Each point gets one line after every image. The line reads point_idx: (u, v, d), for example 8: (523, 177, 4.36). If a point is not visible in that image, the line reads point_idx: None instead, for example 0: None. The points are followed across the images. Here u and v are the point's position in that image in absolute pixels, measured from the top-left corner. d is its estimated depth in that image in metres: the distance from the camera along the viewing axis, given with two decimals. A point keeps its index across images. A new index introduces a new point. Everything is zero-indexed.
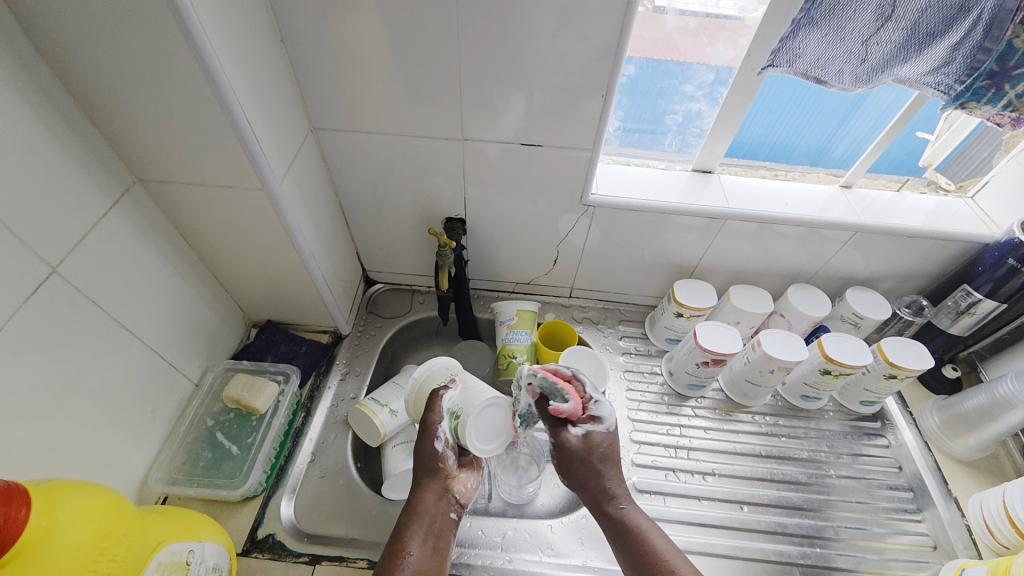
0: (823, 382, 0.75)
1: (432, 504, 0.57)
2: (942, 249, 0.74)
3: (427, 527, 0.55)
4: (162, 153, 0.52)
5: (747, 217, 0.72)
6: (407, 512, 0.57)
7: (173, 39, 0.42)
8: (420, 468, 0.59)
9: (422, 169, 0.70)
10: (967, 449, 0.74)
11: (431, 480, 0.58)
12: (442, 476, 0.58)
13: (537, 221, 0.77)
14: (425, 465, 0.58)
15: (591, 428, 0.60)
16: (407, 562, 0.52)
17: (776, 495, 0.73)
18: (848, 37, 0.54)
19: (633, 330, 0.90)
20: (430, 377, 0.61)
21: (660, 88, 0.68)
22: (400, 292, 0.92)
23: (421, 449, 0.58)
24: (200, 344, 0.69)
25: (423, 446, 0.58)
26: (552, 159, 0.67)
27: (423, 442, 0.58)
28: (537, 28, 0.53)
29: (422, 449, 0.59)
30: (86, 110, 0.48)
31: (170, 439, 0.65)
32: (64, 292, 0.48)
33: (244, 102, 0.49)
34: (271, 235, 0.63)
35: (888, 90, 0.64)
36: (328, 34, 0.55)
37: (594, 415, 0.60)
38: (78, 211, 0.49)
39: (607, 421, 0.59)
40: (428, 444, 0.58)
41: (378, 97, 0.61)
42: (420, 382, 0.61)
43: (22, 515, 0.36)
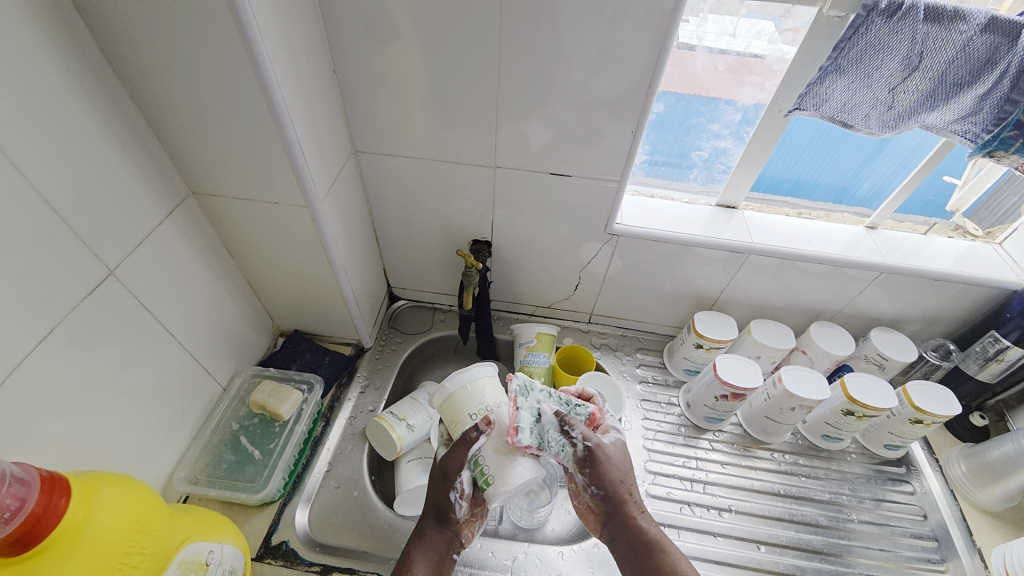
0: (846, 423, 0.74)
1: (435, 542, 0.57)
2: (970, 294, 0.74)
3: (428, 559, 0.56)
4: (217, 167, 0.56)
5: (770, 253, 0.73)
6: (411, 541, 0.57)
7: (241, 65, 0.46)
8: (432, 505, 0.58)
9: (453, 191, 0.73)
10: (992, 500, 0.72)
11: (437, 522, 0.58)
12: (450, 522, 0.58)
13: (561, 247, 0.78)
14: (436, 507, 0.57)
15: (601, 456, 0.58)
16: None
17: (794, 537, 0.71)
18: (875, 84, 0.55)
19: (651, 359, 0.90)
20: (470, 394, 0.57)
21: (688, 125, 0.70)
22: (423, 309, 0.94)
23: (437, 490, 0.57)
24: (231, 349, 0.72)
25: (439, 490, 0.56)
26: (579, 188, 0.69)
27: (441, 483, 0.56)
28: (572, 65, 0.56)
29: (436, 489, 0.57)
30: (152, 125, 0.52)
31: (196, 439, 0.67)
32: (116, 292, 0.52)
33: (296, 123, 0.53)
34: (307, 248, 0.66)
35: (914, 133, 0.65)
36: (377, 64, 0.59)
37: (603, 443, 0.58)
38: (137, 217, 0.53)
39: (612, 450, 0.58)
40: (442, 482, 0.56)
41: (417, 123, 0.65)
42: (455, 401, 0.57)
43: (60, 504, 0.38)
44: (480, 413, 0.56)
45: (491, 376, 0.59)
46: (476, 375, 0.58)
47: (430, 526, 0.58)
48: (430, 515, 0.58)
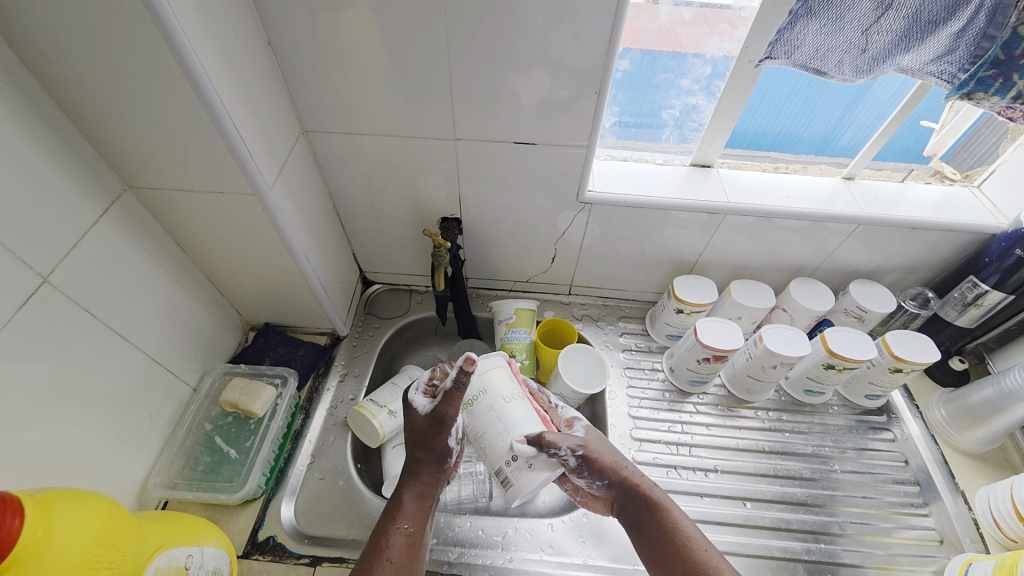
0: (827, 376, 0.74)
1: (430, 485, 0.58)
2: (948, 240, 0.73)
3: (419, 496, 0.57)
4: (152, 159, 0.52)
5: (747, 211, 0.71)
6: (402, 488, 0.58)
7: (158, 48, 0.42)
8: (423, 451, 0.59)
9: (417, 168, 0.69)
10: (974, 443, 0.73)
11: (430, 465, 0.58)
12: (445, 464, 0.59)
13: (534, 218, 0.76)
14: (431, 452, 0.58)
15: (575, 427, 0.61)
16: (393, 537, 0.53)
17: (780, 491, 0.72)
18: (847, 27, 0.52)
19: (633, 327, 0.90)
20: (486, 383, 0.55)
21: (656, 82, 0.67)
22: (399, 292, 0.91)
23: (434, 438, 0.57)
24: (198, 349, 0.69)
25: (434, 437, 0.57)
26: (547, 155, 0.66)
27: (435, 430, 0.57)
28: (528, 23, 0.52)
29: (431, 437, 0.58)
30: (72, 118, 0.48)
31: (169, 443, 0.65)
32: (56, 301, 0.48)
33: (230, 106, 0.49)
34: (265, 239, 0.62)
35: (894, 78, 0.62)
36: (316, 34, 0.54)
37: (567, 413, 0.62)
38: (70, 219, 0.49)
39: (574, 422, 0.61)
40: (436, 430, 0.57)
41: (368, 97, 0.61)
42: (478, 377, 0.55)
43: (16, 525, 0.36)
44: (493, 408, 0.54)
45: (505, 368, 0.56)
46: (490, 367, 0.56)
47: (424, 468, 0.58)
48: (423, 459, 0.58)
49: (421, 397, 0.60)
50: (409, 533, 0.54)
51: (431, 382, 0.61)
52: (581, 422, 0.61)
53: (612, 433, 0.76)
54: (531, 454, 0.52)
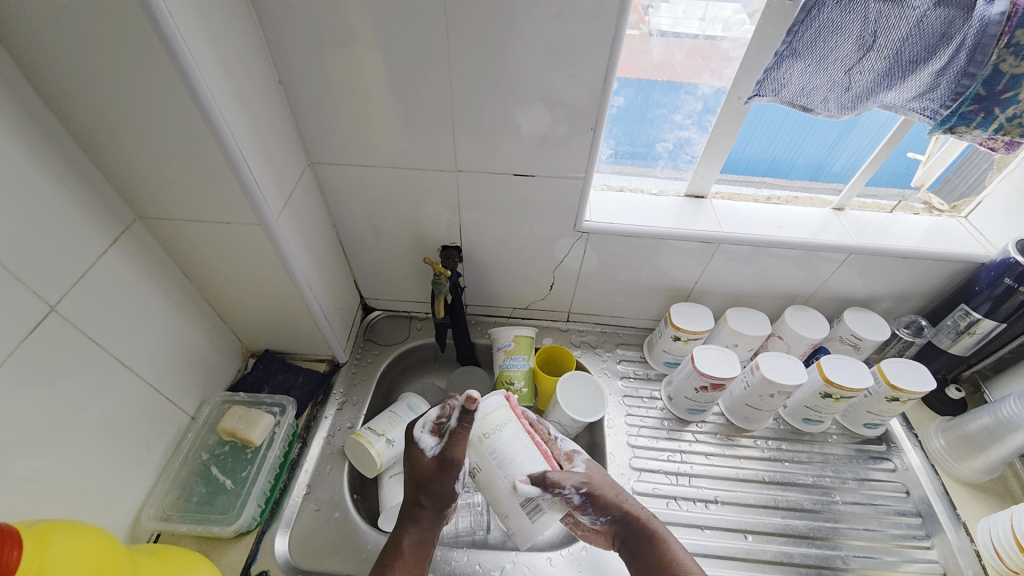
0: (825, 405, 0.74)
1: (428, 530, 0.58)
2: (938, 269, 0.74)
3: (419, 539, 0.58)
4: (162, 190, 0.54)
5: (741, 241, 0.73)
6: (403, 530, 0.58)
7: (175, 84, 0.43)
8: (427, 495, 0.58)
9: (418, 198, 0.71)
10: (973, 472, 0.73)
11: (432, 510, 0.58)
12: (446, 509, 0.59)
13: (533, 247, 0.77)
14: (434, 497, 0.58)
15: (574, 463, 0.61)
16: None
17: (781, 523, 0.71)
18: (831, 67, 0.55)
19: (631, 354, 0.90)
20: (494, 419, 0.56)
21: (650, 116, 0.69)
22: (398, 318, 0.92)
23: (440, 485, 0.58)
24: (197, 375, 0.69)
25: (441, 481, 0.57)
26: (545, 186, 0.68)
27: (440, 475, 0.57)
28: (528, 62, 0.55)
29: (437, 481, 0.58)
30: (87, 151, 0.50)
31: (164, 473, 0.64)
32: (62, 328, 0.49)
33: (240, 138, 0.50)
34: (267, 267, 0.63)
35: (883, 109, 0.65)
36: (324, 71, 0.57)
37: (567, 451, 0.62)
38: (78, 248, 0.50)
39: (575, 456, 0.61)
40: (442, 475, 0.57)
41: (373, 130, 0.63)
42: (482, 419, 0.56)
43: (15, 555, 0.35)
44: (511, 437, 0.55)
45: (505, 407, 0.57)
46: (496, 405, 0.56)
47: (424, 514, 0.59)
48: (425, 504, 0.58)
49: (429, 436, 0.60)
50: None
51: (438, 420, 0.60)
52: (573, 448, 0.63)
53: (611, 463, 0.76)
54: (536, 494, 0.53)
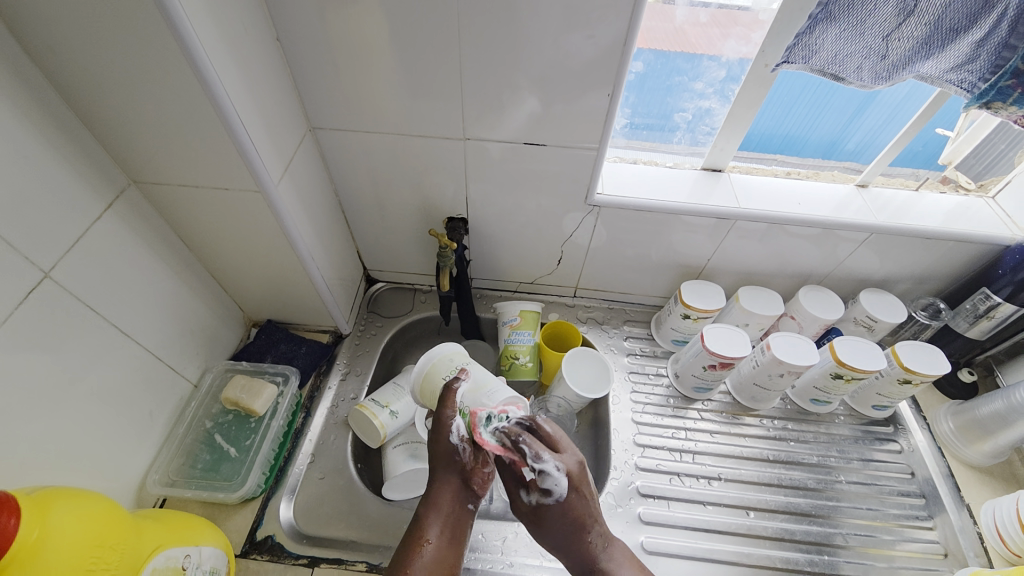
0: (834, 386, 0.73)
1: (447, 500, 0.57)
2: (961, 251, 0.72)
3: (445, 519, 0.56)
4: (156, 153, 0.51)
5: (756, 218, 0.70)
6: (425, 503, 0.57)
7: (164, 39, 0.40)
8: (437, 460, 0.57)
9: (424, 167, 0.68)
10: (980, 456, 0.72)
11: (445, 475, 0.57)
12: (459, 470, 0.57)
13: (541, 219, 0.75)
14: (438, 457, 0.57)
15: (554, 490, 0.53)
16: (425, 551, 0.54)
17: (783, 501, 0.71)
18: (868, 32, 0.51)
19: (638, 331, 0.89)
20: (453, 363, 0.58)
21: (669, 84, 0.65)
22: (402, 290, 0.91)
23: (437, 444, 0.57)
24: (199, 345, 0.69)
25: (437, 441, 0.56)
26: (556, 156, 0.65)
27: (435, 434, 0.57)
28: (541, 22, 0.51)
29: (435, 443, 0.57)
30: (77, 111, 0.47)
31: (169, 440, 0.65)
32: (57, 295, 0.48)
33: (236, 100, 0.48)
34: (268, 236, 0.62)
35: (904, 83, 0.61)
36: (323, 29, 0.53)
37: (548, 476, 0.53)
38: (71, 213, 0.48)
39: (556, 492, 0.53)
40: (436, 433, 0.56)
41: (377, 95, 0.60)
42: (425, 374, 0.59)
43: (12, 524, 0.35)
44: (459, 376, 0.57)
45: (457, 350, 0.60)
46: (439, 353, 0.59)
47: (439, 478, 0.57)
48: (437, 468, 0.57)
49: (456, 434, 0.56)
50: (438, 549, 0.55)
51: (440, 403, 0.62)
52: (558, 477, 0.53)
53: (615, 439, 0.76)
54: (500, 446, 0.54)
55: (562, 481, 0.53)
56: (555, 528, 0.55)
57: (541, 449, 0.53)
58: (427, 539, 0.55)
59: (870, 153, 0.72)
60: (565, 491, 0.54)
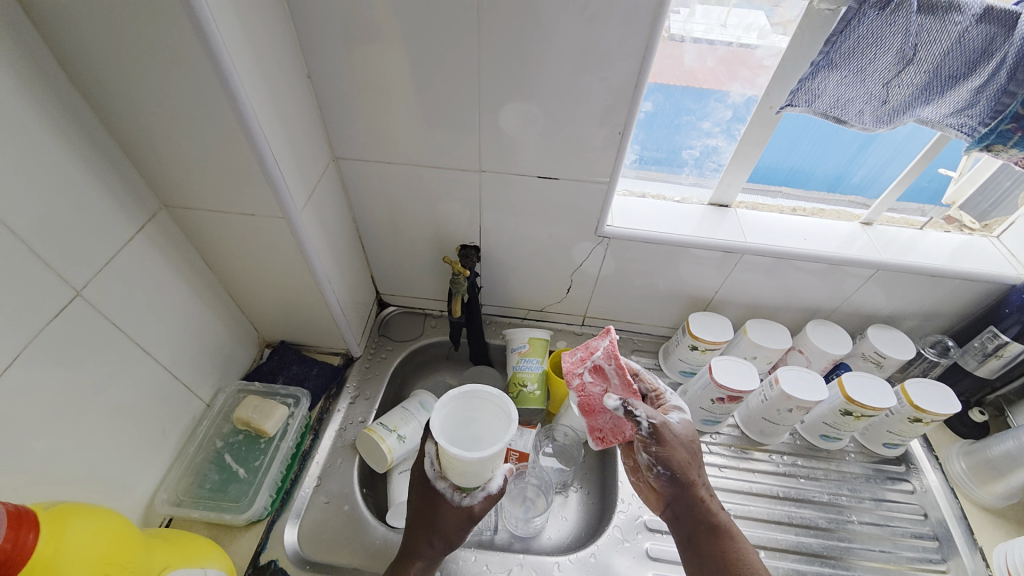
0: (843, 423, 0.73)
1: (423, 569, 0.55)
2: (967, 289, 0.72)
3: None
4: (189, 179, 0.54)
5: (763, 252, 0.71)
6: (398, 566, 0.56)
7: (205, 75, 0.44)
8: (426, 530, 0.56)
9: (440, 197, 0.71)
10: (993, 498, 0.71)
11: (428, 546, 0.56)
12: (444, 545, 0.56)
13: (551, 249, 0.77)
14: (430, 528, 0.56)
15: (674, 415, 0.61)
16: None
17: (794, 541, 0.70)
18: (868, 79, 0.53)
19: (646, 361, 0.89)
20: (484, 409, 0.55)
21: (678, 123, 0.68)
22: (413, 315, 0.92)
23: (437, 511, 0.57)
24: (214, 364, 0.70)
25: (439, 511, 0.57)
26: (567, 189, 0.67)
27: (441, 502, 0.57)
28: (556, 65, 0.54)
29: (434, 509, 0.57)
30: (118, 138, 0.50)
31: (179, 459, 0.65)
32: (85, 312, 0.49)
33: (268, 131, 0.51)
34: (288, 259, 0.64)
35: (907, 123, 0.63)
36: (352, 67, 0.57)
37: (677, 408, 0.62)
38: (104, 234, 0.50)
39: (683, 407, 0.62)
40: (441, 501, 0.57)
41: (398, 128, 0.63)
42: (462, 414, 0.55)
43: (31, 538, 0.36)
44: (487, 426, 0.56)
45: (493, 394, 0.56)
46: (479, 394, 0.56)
47: (422, 548, 0.56)
48: (422, 540, 0.56)
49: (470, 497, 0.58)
50: None
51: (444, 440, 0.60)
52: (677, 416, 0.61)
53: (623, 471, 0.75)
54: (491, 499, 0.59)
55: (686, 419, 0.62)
56: (677, 455, 0.58)
57: (645, 401, 0.60)
58: None
59: (876, 187, 0.74)
60: (686, 422, 0.61)
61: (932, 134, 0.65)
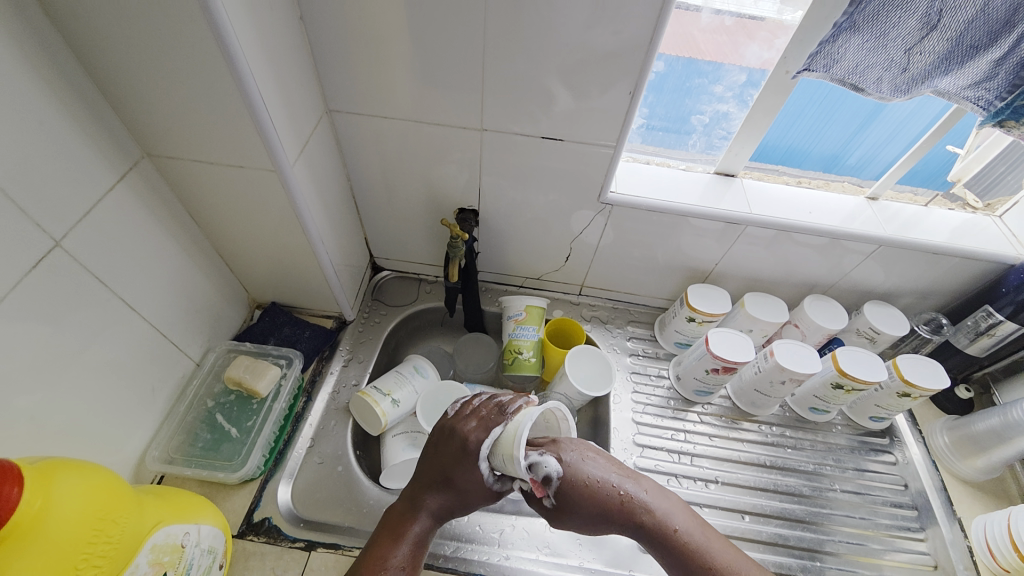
0: (834, 396, 0.74)
1: (429, 520, 0.54)
2: (967, 267, 0.72)
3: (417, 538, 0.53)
4: (172, 126, 0.51)
5: (767, 224, 0.70)
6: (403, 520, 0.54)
7: (189, 11, 0.40)
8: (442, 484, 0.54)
9: (439, 157, 0.68)
10: (974, 471, 0.73)
11: (438, 497, 0.55)
12: (455, 499, 0.55)
13: (551, 216, 0.75)
14: (448, 481, 0.54)
15: (550, 473, 0.52)
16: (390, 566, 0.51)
17: (778, 507, 0.72)
18: (890, 44, 0.51)
19: (641, 332, 0.89)
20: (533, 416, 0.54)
21: (689, 86, 0.66)
22: (407, 280, 0.90)
23: (456, 466, 0.54)
24: (203, 323, 0.68)
25: (456, 466, 0.54)
26: (572, 152, 0.65)
27: (462, 458, 0.54)
28: (567, 16, 0.51)
29: (456, 464, 0.54)
30: (94, 78, 0.46)
31: (169, 417, 0.64)
32: (66, 265, 0.47)
33: (257, 76, 0.47)
34: (279, 216, 0.61)
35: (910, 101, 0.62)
36: (348, 10, 0.53)
37: (535, 465, 0.53)
38: (83, 182, 0.47)
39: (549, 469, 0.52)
40: (462, 458, 0.54)
41: (396, 80, 0.59)
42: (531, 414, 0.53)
43: (14, 494, 0.35)
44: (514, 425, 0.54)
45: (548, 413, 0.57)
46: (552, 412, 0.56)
47: (432, 500, 0.55)
48: (434, 490, 0.55)
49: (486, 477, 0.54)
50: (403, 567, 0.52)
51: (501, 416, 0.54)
52: (544, 463, 0.52)
53: (615, 438, 0.76)
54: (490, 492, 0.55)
55: (549, 459, 0.52)
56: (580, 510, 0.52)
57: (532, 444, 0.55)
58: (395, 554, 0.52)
59: (872, 168, 0.74)
60: (555, 468, 0.52)
61: (931, 117, 0.65)
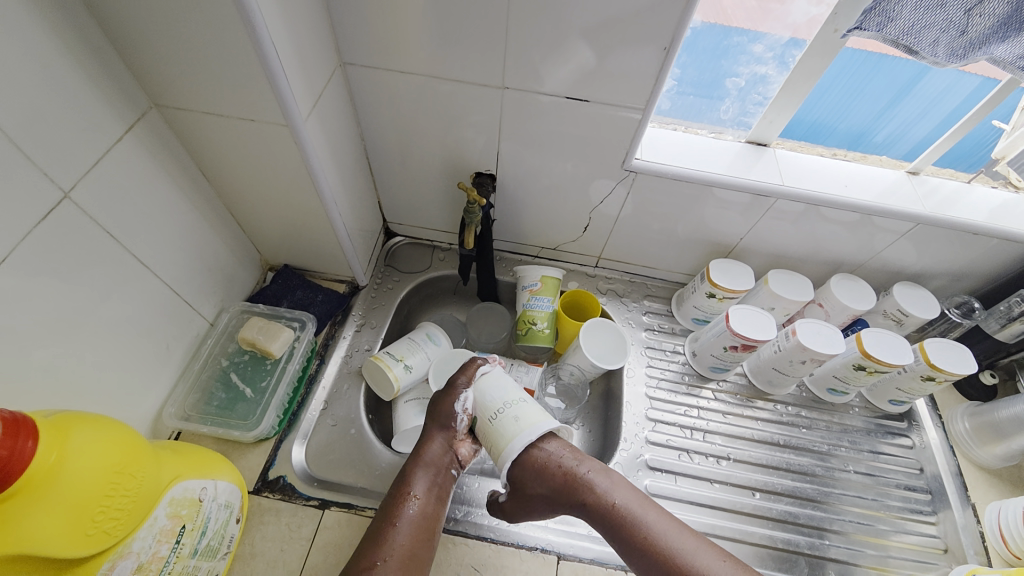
0: (854, 377, 0.72)
1: (437, 457, 0.58)
2: (1008, 250, 0.69)
3: (431, 477, 0.56)
4: (181, 76, 0.48)
5: (798, 197, 0.67)
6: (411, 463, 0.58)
7: None
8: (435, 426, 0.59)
9: (456, 119, 0.65)
10: (992, 458, 0.72)
11: (438, 438, 0.59)
12: (450, 436, 0.59)
13: (571, 184, 0.72)
14: (436, 416, 0.59)
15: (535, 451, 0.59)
16: (411, 504, 0.54)
17: (789, 486, 0.71)
18: (951, 3, 0.46)
19: (658, 307, 0.87)
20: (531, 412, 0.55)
21: (726, 45, 0.61)
22: (421, 246, 0.89)
23: (440, 403, 0.60)
24: (216, 284, 0.68)
25: (441, 401, 0.60)
26: (597, 116, 0.61)
27: (443, 398, 0.60)
28: None
29: (439, 402, 0.60)
30: (99, 22, 0.44)
31: (185, 375, 0.65)
32: (76, 218, 0.46)
33: (270, 23, 0.44)
34: (291, 175, 0.59)
35: (948, 73, 0.60)
36: None
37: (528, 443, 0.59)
38: (90, 132, 0.46)
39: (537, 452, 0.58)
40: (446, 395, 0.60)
41: (414, 33, 0.56)
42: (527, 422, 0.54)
43: (29, 447, 0.35)
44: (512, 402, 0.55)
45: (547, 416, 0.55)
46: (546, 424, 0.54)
47: (433, 444, 0.58)
48: (431, 430, 0.59)
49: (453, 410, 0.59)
50: (422, 509, 0.54)
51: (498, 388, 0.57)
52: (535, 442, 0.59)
53: (627, 412, 0.75)
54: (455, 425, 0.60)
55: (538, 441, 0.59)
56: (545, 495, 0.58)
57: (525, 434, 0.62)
58: (411, 493, 0.55)
59: (901, 146, 0.71)
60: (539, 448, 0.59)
61: (963, 94, 0.62)
